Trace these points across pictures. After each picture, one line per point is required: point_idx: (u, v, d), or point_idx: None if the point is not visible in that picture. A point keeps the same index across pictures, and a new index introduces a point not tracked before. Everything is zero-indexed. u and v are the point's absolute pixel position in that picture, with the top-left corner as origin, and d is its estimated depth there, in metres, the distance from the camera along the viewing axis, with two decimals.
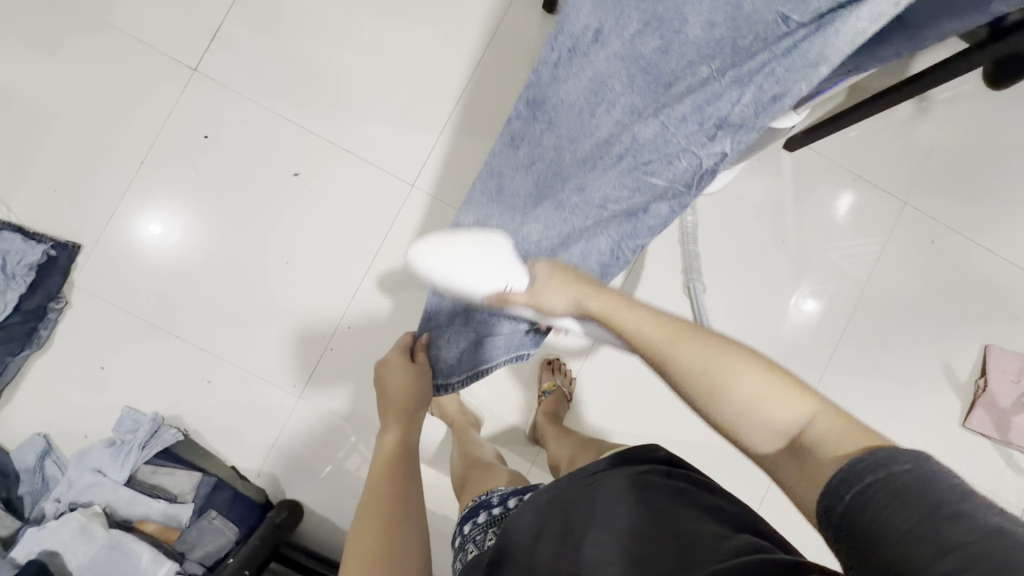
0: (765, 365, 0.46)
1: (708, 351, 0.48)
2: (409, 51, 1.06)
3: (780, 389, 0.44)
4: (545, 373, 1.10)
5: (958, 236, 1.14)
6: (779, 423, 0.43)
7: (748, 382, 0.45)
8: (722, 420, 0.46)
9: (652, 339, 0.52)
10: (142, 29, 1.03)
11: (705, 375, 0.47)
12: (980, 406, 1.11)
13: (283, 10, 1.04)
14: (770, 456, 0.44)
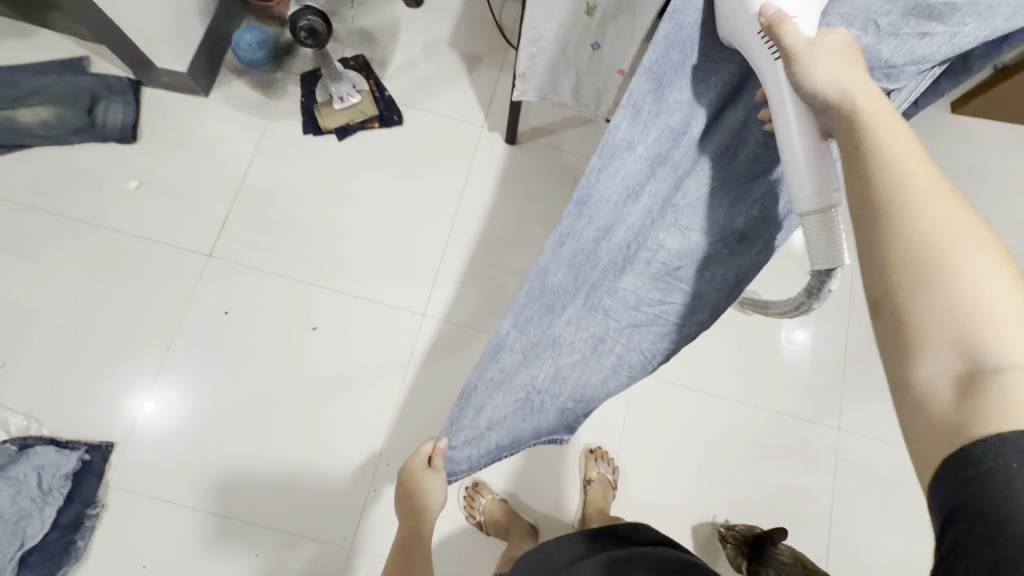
0: (1008, 262, 0.35)
1: (963, 221, 0.37)
2: (399, 200, 1.19)
3: (1020, 318, 0.33)
4: (588, 462, 1.10)
5: None
6: (976, 349, 0.33)
7: (983, 269, 0.35)
8: (916, 307, 0.36)
9: (914, 180, 0.39)
10: (155, 230, 1.13)
11: (933, 247, 0.36)
12: None
13: (284, 188, 1.18)
14: (925, 394, 0.34)
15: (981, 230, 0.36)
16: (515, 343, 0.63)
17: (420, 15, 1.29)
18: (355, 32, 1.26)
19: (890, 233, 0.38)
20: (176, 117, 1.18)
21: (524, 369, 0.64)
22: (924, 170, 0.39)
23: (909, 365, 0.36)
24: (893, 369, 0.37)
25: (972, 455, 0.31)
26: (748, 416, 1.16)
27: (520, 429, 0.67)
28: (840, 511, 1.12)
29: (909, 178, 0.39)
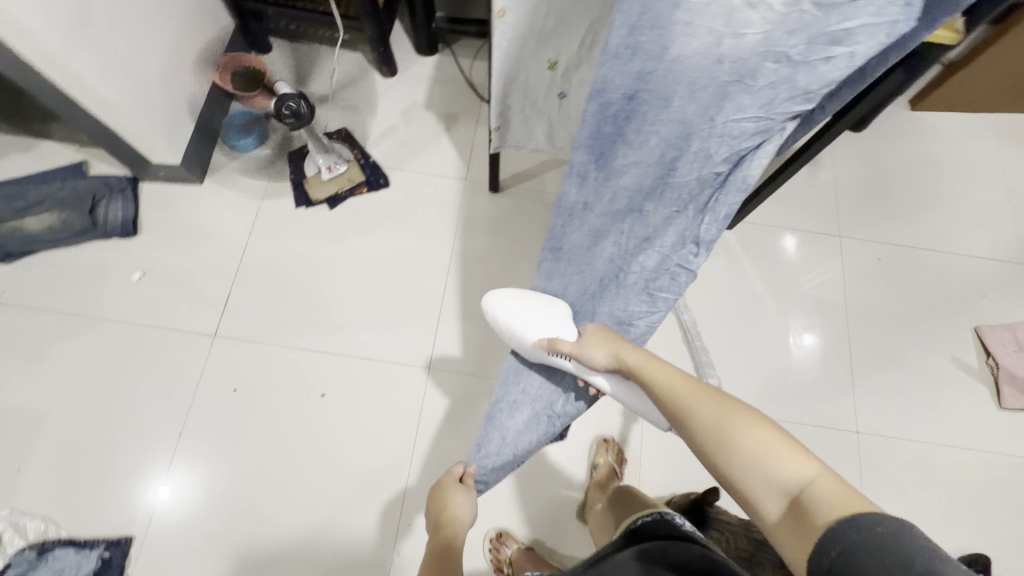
0: (770, 427, 0.56)
1: (734, 412, 0.59)
2: (394, 258, 1.23)
3: (783, 450, 0.54)
4: (599, 450, 1.11)
5: (897, 247, 1.31)
6: (783, 482, 0.52)
7: (755, 435, 0.56)
8: (734, 471, 0.56)
9: (680, 398, 0.65)
10: (160, 318, 1.16)
11: (724, 438, 0.58)
12: (1005, 383, 1.19)
13: (282, 261, 1.21)
14: (776, 525, 0.51)
15: (731, 403, 0.61)
16: (532, 363, 0.82)
17: (396, 84, 1.37)
18: (336, 106, 1.33)
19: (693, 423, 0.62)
20: (173, 206, 1.23)
21: (544, 386, 0.81)
22: (681, 385, 0.66)
23: (754, 500, 0.54)
24: (749, 499, 0.54)
25: (821, 550, 0.46)
26: None
27: (533, 441, 0.77)
28: None
29: (682, 397, 0.65)
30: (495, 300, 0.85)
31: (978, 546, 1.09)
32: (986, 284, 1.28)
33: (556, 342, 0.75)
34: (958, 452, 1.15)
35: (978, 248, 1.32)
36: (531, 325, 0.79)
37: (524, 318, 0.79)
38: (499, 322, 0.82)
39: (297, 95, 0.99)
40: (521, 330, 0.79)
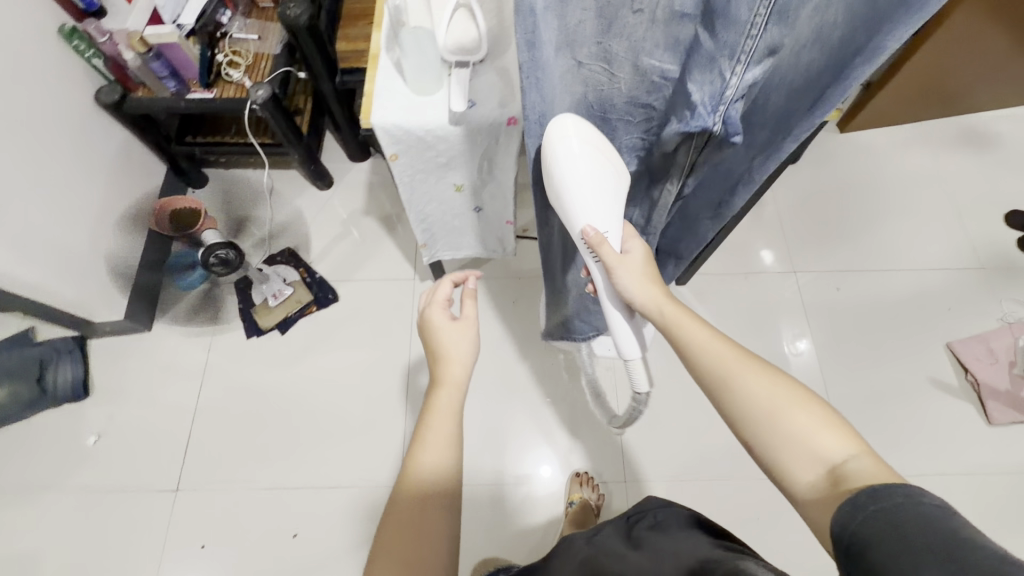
0: (811, 399, 0.52)
1: (773, 380, 0.54)
2: (352, 374, 1.21)
3: (823, 423, 0.50)
4: (573, 486, 1.08)
5: (854, 272, 1.30)
6: (817, 461, 0.48)
7: (794, 412, 0.51)
8: (767, 441, 0.52)
9: (719, 364, 0.57)
10: (119, 480, 1.12)
11: (763, 406, 0.53)
12: (992, 398, 1.15)
13: (238, 397, 1.19)
14: (808, 494, 0.48)
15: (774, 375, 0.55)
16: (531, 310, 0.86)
17: (333, 194, 1.38)
18: (276, 228, 1.33)
19: (735, 390, 0.55)
20: (123, 358, 1.22)
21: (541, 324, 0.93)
22: (721, 349, 0.58)
23: (788, 468, 0.50)
24: (777, 469, 0.51)
25: (842, 519, 0.41)
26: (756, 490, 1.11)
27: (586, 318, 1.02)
28: None
29: (723, 360, 0.57)
30: (564, 126, 0.55)
31: None
32: (949, 298, 1.27)
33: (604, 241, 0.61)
34: (957, 480, 1.10)
35: (934, 261, 1.31)
36: (590, 206, 0.59)
37: (587, 178, 0.57)
38: (557, 167, 0.55)
39: (228, 244, 1.00)
40: (576, 197, 0.58)
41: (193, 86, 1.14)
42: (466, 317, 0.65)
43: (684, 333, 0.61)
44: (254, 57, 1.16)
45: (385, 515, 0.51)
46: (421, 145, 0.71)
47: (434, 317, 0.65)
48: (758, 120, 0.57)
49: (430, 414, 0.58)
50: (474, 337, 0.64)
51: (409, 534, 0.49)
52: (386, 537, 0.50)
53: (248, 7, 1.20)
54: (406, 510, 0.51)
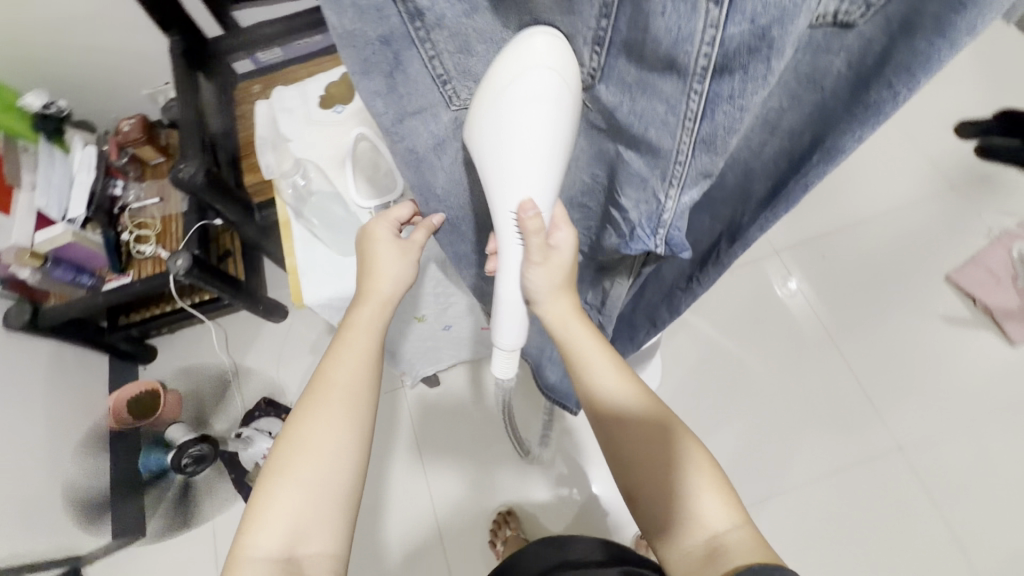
0: (706, 461, 0.47)
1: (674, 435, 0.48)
2: (373, 510, 1.12)
3: (709, 485, 0.45)
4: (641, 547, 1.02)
5: (834, 233, 1.27)
6: (698, 528, 0.44)
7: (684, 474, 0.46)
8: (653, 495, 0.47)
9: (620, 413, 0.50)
10: None
11: (656, 462, 0.47)
12: (1006, 322, 1.13)
13: None
14: (682, 561, 0.44)
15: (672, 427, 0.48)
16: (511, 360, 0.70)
17: (292, 323, 1.29)
18: (245, 380, 1.23)
19: (624, 445, 0.48)
20: None
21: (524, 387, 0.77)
22: (630, 393, 0.50)
23: (666, 529, 0.46)
24: (658, 528, 0.47)
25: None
26: (819, 492, 1.06)
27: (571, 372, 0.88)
28: (964, 526, 1.01)
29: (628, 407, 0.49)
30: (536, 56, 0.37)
31: None
32: (933, 229, 1.24)
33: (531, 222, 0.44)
34: (1002, 413, 1.08)
35: (906, 197, 1.28)
36: (527, 178, 0.42)
37: (524, 140, 0.39)
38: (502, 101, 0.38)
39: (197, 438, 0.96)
40: (512, 155, 0.40)
41: (106, 274, 1.04)
42: (409, 245, 0.54)
43: (588, 361, 0.52)
44: (162, 222, 1.08)
45: (292, 424, 0.48)
46: None
47: (375, 231, 0.55)
48: (720, 194, 0.56)
49: (348, 330, 0.53)
50: (412, 265, 0.55)
51: (311, 443, 0.47)
52: (289, 449, 0.47)
53: (139, 170, 1.11)
54: (313, 428, 0.48)
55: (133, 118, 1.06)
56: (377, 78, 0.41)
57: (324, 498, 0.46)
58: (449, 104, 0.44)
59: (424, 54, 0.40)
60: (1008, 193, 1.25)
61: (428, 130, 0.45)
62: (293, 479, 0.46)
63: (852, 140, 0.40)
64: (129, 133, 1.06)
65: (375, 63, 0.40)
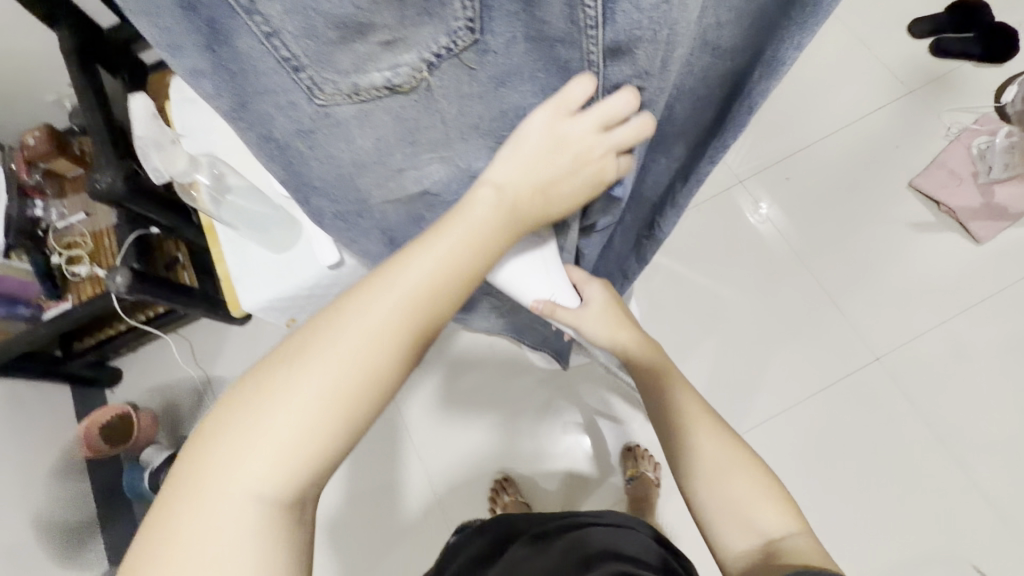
0: (767, 477, 0.51)
1: (735, 449, 0.52)
2: (369, 496, 1.11)
3: (762, 494, 0.50)
4: (628, 460, 1.08)
5: (794, 153, 1.25)
6: (754, 532, 0.48)
7: (743, 481, 0.50)
8: (711, 499, 0.51)
9: (682, 421, 0.55)
10: None
11: (719, 464, 0.52)
12: (970, 220, 1.13)
13: None
14: (735, 563, 0.48)
15: (740, 451, 0.52)
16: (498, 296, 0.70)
17: (258, 322, 1.24)
18: (219, 389, 1.19)
19: (688, 452, 0.53)
20: None
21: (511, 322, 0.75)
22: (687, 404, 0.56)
23: (716, 524, 0.50)
24: (713, 533, 0.50)
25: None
26: (803, 410, 1.08)
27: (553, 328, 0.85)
28: (946, 425, 1.04)
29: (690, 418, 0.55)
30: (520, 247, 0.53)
31: None
32: (891, 135, 1.22)
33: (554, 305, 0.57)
34: (974, 312, 1.09)
35: (863, 105, 1.25)
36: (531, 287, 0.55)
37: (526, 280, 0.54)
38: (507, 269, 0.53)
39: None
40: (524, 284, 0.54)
41: (43, 302, 0.98)
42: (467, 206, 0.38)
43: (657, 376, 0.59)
44: (93, 238, 1.01)
45: (246, 421, 0.33)
46: (315, 299, 0.61)
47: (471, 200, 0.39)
48: (674, 131, 0.53)
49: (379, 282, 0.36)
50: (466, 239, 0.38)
51: (252, 434, 0.33)
52: (271, 380, 0.34)
53: (57, 186, 1.01)
54: (268, 439, 0.33)
55: (38, 129, 0.96)
56: (194, 52, 0.31)
57: (252, 538, 0.32)
58: (307, 95, 0.33)
59: (257, 29, 0.29)
60: (962, 87, 1.23)
61: (285, 115, 0.35)
62: (218, 499, 0.32)
63: (793, 46, 0.40)
64: (36, 146, 0.96)
65: (188, 34, 0.30)
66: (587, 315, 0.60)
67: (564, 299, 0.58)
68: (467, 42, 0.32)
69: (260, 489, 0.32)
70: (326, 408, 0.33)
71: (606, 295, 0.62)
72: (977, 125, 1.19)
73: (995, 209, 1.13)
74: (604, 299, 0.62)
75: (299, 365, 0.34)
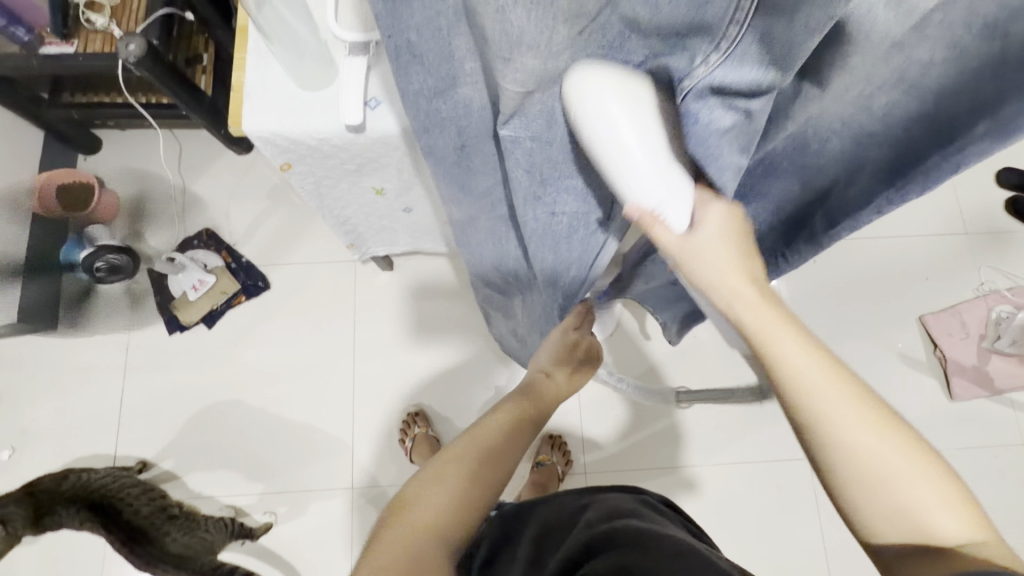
0: (889, 415, 0.40)
1: (848, 384, 0.40)
2: (292, 368, 1.11)
3: (897, 448, 0.39)
4: (543, 447, 1.07)
5: (832, 242, 1.22)
6: (895, 500, 0.39)
7: (874, 436, 0.39)
8: (826, 438, 0.40)
9: (771, 337, 0.42)
10: None
11: (837, 411, 0.40)
12: (954, 375, 1.13)
13: (163, 400, 1.08)
14: (865, 523, 0.40)
15: (864, 395, 0.40)
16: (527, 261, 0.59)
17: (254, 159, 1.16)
18: (190, 205, 1.14)
19: (797, 397, 0.41)
20: (29, 360, 1.07)
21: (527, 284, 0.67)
22: (789, 327, 0.42)
23: (848, 483, 0.40)
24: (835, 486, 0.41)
25: None
26: (724, 474, 1.06)
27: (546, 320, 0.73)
28: (843, 547, 1.02)
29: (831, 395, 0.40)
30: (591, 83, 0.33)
31: None
32: (928, 266, 1.20)
33: (658, 221, 0.41)
34: None
35: (916, 225, 1.22)
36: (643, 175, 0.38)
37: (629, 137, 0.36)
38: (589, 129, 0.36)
39: (265, 527, 1.00)
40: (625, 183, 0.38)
41: (47, 36, 0.91)
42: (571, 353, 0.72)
43: (752, 297, 0.43)
44: None
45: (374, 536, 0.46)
46: (319, 154, 0.56)
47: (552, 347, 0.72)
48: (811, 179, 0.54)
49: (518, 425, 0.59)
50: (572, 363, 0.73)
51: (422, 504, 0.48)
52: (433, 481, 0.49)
53: None
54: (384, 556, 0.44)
55: None
56: None
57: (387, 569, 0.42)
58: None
59: None
60: (1016, 254, 1.20)
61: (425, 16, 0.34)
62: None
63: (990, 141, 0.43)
64: None
65: None
66: (686, 245, 0.44)
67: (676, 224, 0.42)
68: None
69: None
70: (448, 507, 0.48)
71: (724, 223, 0.44)
72: (1008, 292, 1.17)
73: (982, 376, 1.12)
74: (720, 227, 0.44)
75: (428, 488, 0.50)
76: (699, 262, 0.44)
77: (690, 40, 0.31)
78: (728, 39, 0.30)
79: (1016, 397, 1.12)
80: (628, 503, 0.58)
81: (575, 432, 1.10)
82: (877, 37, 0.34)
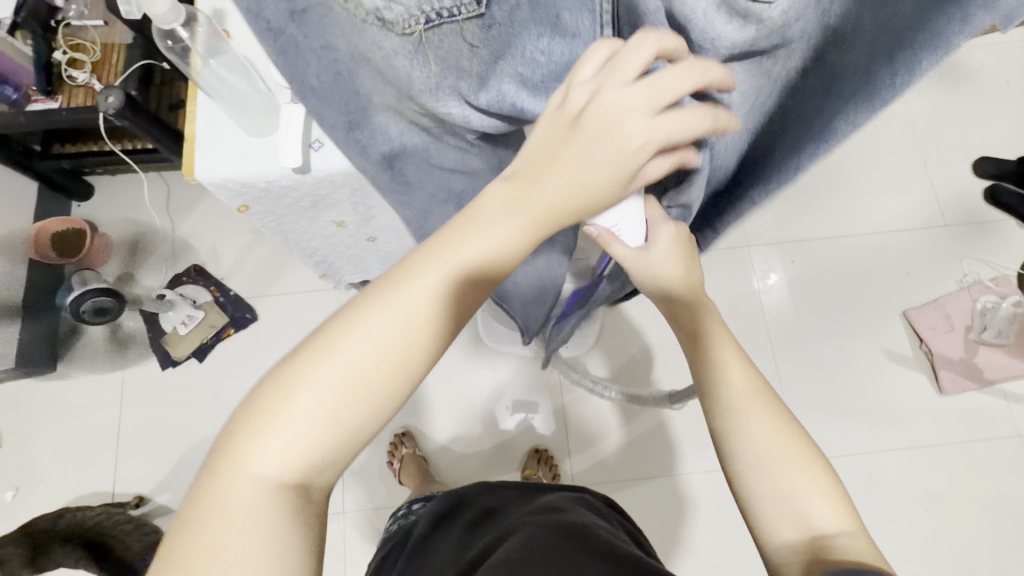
0: (792, 422, 0.47)
1: (758, 390, 0.48)
2: None
3: (794, 449, 0.45)
4: (530, 462, 1.08)
5: (810, 241, 1.22)
6: (790, 495, 0.44)
7: (777, 437, 0.46)
8: (733, 428, 0.47)
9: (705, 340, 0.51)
10: None
11: (744, 405, 0.47)
12: (941, 369, 1.12)
13: (159, 435, 1.11)
14: (759, 508, 0.45)
15: (771, 400, 0.48)
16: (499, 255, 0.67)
17: None
18: (179, 243, 1.19)
19: (715, 392, 0.49)
20: (29, 401, 1.11)
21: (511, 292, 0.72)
22: (718, 339, 0.51)
23: (748, 471, 0.46)
24: (733, 469, 0.47)
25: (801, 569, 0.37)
26: (712, 481, 1.06)
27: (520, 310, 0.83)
28: None
29: (745, 394, 0.48)
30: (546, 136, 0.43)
31: (942, 548, 1.04)
32: (909, 261, 1.20)
33: (611, 239, 0.50)
34: (908, 454, 1.09)
35: (895, 221, 1.22)
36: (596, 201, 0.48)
37: None
38: None
39: None
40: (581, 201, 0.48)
41: (32, 94, 0.95)
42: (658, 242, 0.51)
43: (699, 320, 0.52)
44: (102, 50, 0.98)
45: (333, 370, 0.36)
46: (272, 195, 0.59)
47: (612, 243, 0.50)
48: None
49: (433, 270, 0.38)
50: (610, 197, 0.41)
51: (283, 418, 0.34)
52: (301, 357, 0.36)
53: None
54: (207, 531, 0.32)
55: None
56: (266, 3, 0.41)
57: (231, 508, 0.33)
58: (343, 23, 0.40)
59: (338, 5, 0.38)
60: (998, 243, 1.19)
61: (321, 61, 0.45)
62: (227, 516, 0.33)
63: None
64: None
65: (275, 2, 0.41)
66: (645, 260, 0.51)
67: (631, 239, 0.50)
68: (472, 13, 0.36)
69: (264, 468, 0.34)
70: (317, 423, 0.35)
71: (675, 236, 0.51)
72: (992, 282, 1.16)
73: (970, 368, 1.11)
74: (671, 243, 0.51)
75: (282, 407, 0.35)
76: (647, 265, 0.51)
77: (575, 62, 0.38)
78: (603, 73, 0.38)
79: (1006, 388, 1.11)
80: (573, 501, 0.61)
81: (561, 445, 1.10)
82: (720, 48, 0.36)
